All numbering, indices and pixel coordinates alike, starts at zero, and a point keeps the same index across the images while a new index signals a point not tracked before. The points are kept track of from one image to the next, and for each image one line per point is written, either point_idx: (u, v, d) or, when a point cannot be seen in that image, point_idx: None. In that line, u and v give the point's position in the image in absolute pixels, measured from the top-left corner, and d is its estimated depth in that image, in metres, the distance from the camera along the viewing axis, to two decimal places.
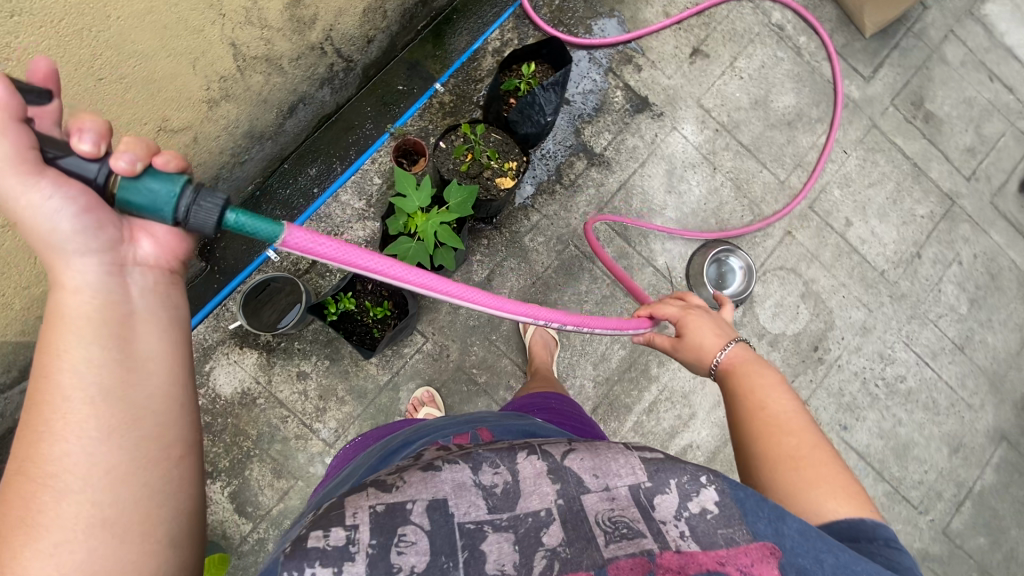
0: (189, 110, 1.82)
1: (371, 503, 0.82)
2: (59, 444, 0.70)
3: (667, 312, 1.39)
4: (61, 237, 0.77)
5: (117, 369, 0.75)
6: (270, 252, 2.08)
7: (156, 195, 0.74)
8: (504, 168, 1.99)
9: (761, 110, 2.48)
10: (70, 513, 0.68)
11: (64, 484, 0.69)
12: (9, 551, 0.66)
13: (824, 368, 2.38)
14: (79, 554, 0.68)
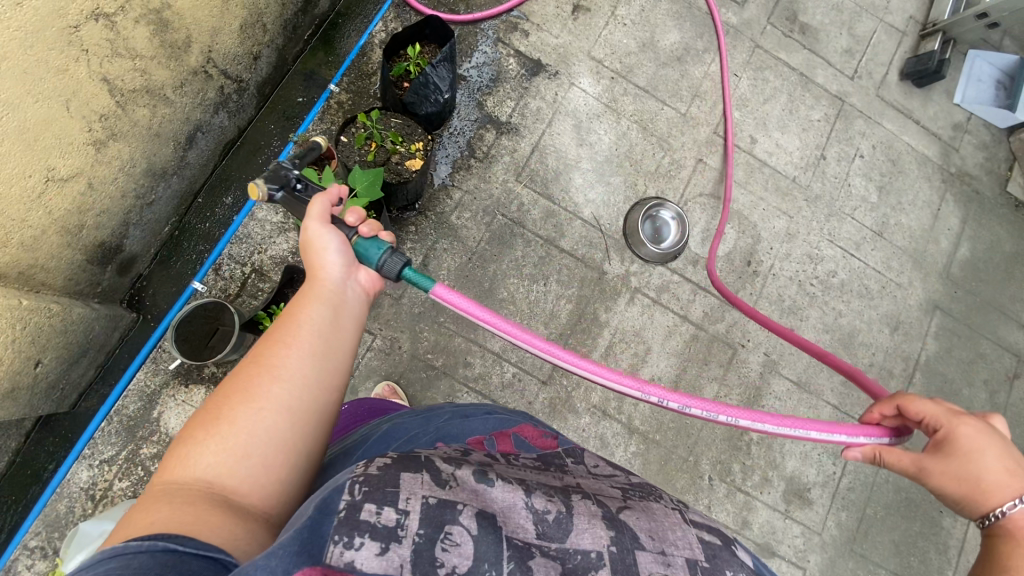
0: (74, 154, 1.77)
1: (425, 493, 0.84)
2: (292, 373, 1.04)
3: (925, 410, 1.17)
4: (333, 259, 1.18)
5: (331, 349, 1.11)
6: (195, 284, 2.04)
7: (372, 248, 1.19)
8: (411, 150, 2.03)
9: (650, 51, 2.57)
10: (265, 415, 1.00)
11: (280, 401, 1.02)
12: (230, 422, 0.98)
13: (761, 279, 2.49)
14: (255, 449, 0.97)
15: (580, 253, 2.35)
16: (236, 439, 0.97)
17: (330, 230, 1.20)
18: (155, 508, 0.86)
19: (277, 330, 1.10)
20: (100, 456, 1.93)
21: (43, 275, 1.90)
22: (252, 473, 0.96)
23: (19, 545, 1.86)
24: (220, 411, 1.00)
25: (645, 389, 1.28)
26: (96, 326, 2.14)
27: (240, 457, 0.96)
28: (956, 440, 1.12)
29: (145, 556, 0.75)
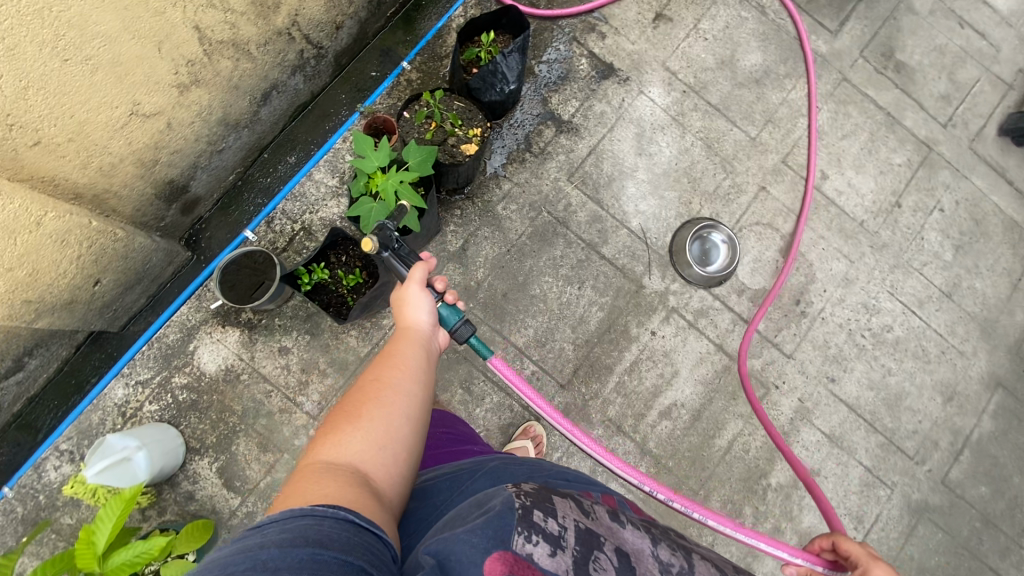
0: (159, 93, 1.89)
1: (575, 518, 0.94)
2: (409, 390, 1.21)
3: (853, 549, 1.39)
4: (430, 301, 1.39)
5: (433, 375, 1.30)
6: (247, 233, 2.13)
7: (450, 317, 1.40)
8: (469, 134, 2.05)
9: (728, 69, 2.49)
10: (394, 419, 1.15)
11: (404, 411, 1.17)
12: (365, 428, 1.11)
13: (807, 321, 2.37)
14: (388, 445, 1.11)
15: (621, 262, 2.30)
16: (373, 438, 1.10)
17: (425, 294, 1.39)
18: (321, 484, 0.97)
19: (395, 354, 1.28)
20: (136, 377, 2.05)
21: (115, 202, 2.04)
22: (386, 466, 1.09)
23: (53, 445, 2.00)
24: (354, 411, 1.14)
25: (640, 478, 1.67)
26: (153, 258, 2.28)
27: (377, 450, 1.09)
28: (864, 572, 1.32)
29: (332, 521, 0.86)
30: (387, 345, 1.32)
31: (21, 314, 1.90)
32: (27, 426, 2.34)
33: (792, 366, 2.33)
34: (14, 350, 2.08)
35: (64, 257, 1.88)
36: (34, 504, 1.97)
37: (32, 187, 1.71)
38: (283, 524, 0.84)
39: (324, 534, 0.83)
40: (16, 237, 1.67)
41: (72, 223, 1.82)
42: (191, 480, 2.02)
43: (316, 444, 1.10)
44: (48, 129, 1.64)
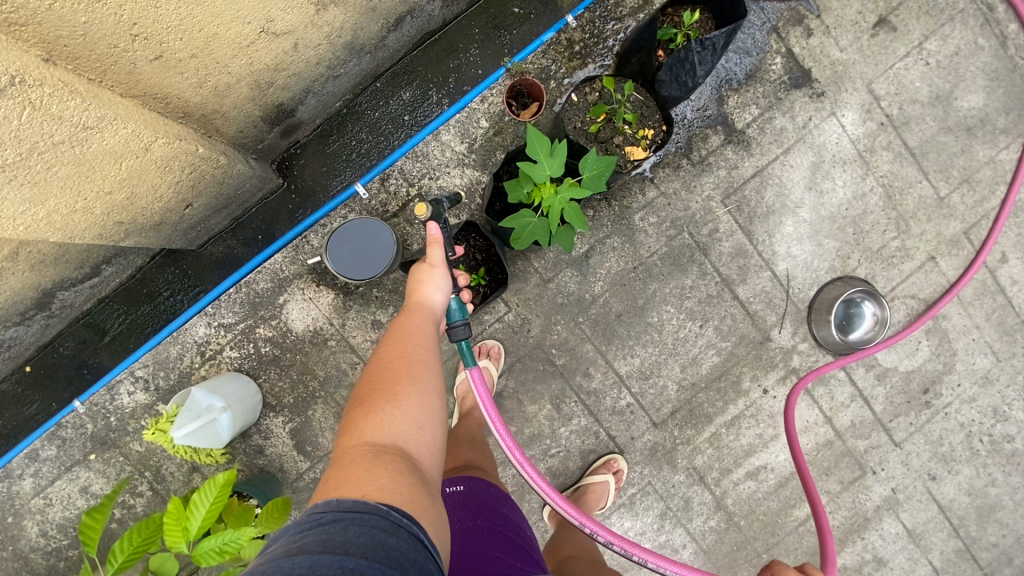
0: (295, 11, 1.56)
1: None
2: (429, 369, 1.27)
3: None
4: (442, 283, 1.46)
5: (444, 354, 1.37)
6: (359, 186, 1.91)
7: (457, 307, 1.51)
8: (637, 136, 1.70)
9: (940, 107, 2.07)
10: (425, 402, 1.19)
11: (429, 392, 1.22)
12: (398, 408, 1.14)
13: (928, 413, 2.17)
14: (422, 427, 1.15)
15: (753, 307, 2.06)
16: (410, 416, 1.15)
17: (443, 276, 1.48)
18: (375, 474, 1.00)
19: (416, 335, 1.31)
20: (220, 319, 1.92)
21: (221, 122, 1.77)
22: (420, 446, 1.13)
23: (128, 369, 1.91)
24: (387, 393, 1.16)
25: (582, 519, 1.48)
26: (247, 184, 2.03)
27: (415, 433, 1.13)
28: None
29: (405, 532, 0.91)
30: (403, 323, 1.34)
31: (111, 235, 1.71)
32: (93, 326, 2.22)
33: (896, 455, 2.17)
34: (92, 259, 1.95)
35: (163, 182, 1.65)
36: (105, 423, 1.92)
37: (143, 104, 1.47)
38: (360, 527, 0.87)
39: (397, 546, 0.87)
40: (120, 162, 1.43)
41: (179, 149, 1.56)
42: (263, 435, 1.95)
43: (353, 424, 1.11)
44: (173, 41, 1.36)
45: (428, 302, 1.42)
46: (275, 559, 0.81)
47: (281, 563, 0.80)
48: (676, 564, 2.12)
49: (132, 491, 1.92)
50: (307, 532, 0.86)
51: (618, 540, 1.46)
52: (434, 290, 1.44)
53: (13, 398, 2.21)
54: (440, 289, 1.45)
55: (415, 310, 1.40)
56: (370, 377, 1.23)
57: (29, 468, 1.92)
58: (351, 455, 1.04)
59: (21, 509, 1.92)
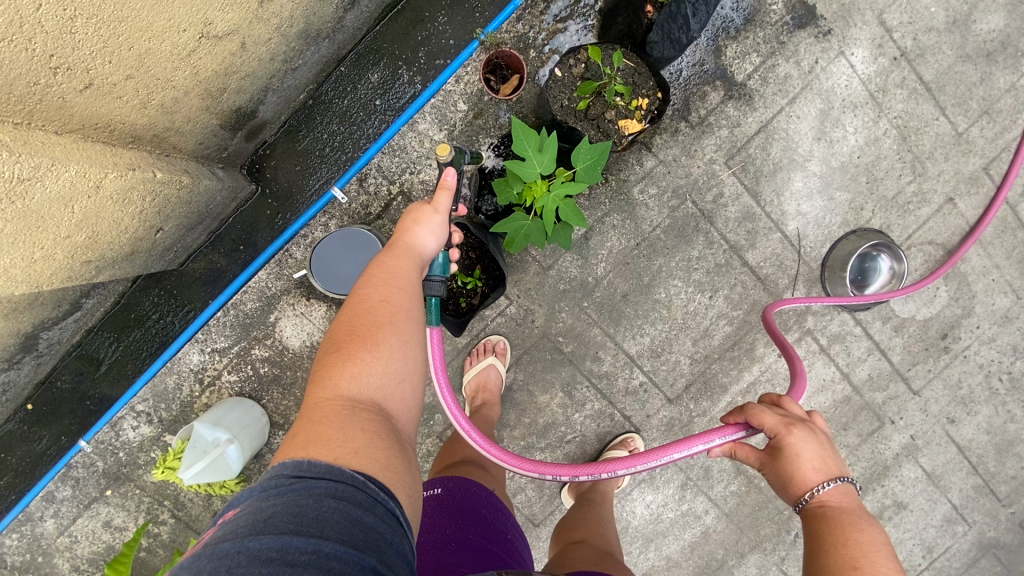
0: (234, 8, 1.40)
1: None
2: (415, 316, 1.08)
3: (766, 421, 1.16)
4: (440, 227, 1.20)
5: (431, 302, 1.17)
6: (336, 190, 1.77)
7: (437, 265, 1.27)
8: (631, 107, 1.55)
9: (957, 33, 1.89)
10: (409, 352, 1.04)
11: (413, 343, 1.06)
12: (377, 359, 0.99)
13: (947, 358, 2.12)
14: (405, 381, 1.02)
15: (764, 271, 1.96)
16: (390, 370, 0.99)
17: (442, 221, 1.21)
18: (348, 435, 0.88)
19: (403, 278, 1.09)
20: (211, 344, 1.85)
21: (176, 139, 1.62)
22: (401, 402, 1.02)
23: (128, 405, 1.86)
24: (368, 338, 1.00)
25: (540, 469, 1.36)
26: (218, 198, 1.90)
27: (394, 388, 1.00)
28: (785, 447, 1.13)
29: (383, 508, 0.83)
30: (389, 259, 1.11)
31: (81, 274, 1.60)
32: (86, 357, 2.13)
33: (915, 403, 2.14)
34: (69, 296, 1.88)
35: (125, 215, 1.53)
36: (114, 459, 1.89)
37: (85, 137, 1.34)
38: (335, 502, 0.79)
39: (374, 526, 0.79)
40: (71, 206, 1.32)
41: (135, 179, 1.44)
42: (275, 453, 1.92)
43: (327, 369, 0.97)
44: (101, 66, 1.23)
45: (420, 245, 1.17)
46: (236, 537, 0.74)
47: (244, 544, 0.72)
48: (700, 529, 2.15)
49: (154, 521, 1.92)
50: (273, 497, 0.79)
51: (584, 469, 1.32)
52: (430, 233, 1.19)
53: (20, 437, 2.14)
54: (437, 237, 1.19)
55: (404, 248, 1.15)
56: (349, 313, 1.05)
57: (48, 509, 1.91)
58: (324, 408, 0.92)
59: (48, 548, 1.93)
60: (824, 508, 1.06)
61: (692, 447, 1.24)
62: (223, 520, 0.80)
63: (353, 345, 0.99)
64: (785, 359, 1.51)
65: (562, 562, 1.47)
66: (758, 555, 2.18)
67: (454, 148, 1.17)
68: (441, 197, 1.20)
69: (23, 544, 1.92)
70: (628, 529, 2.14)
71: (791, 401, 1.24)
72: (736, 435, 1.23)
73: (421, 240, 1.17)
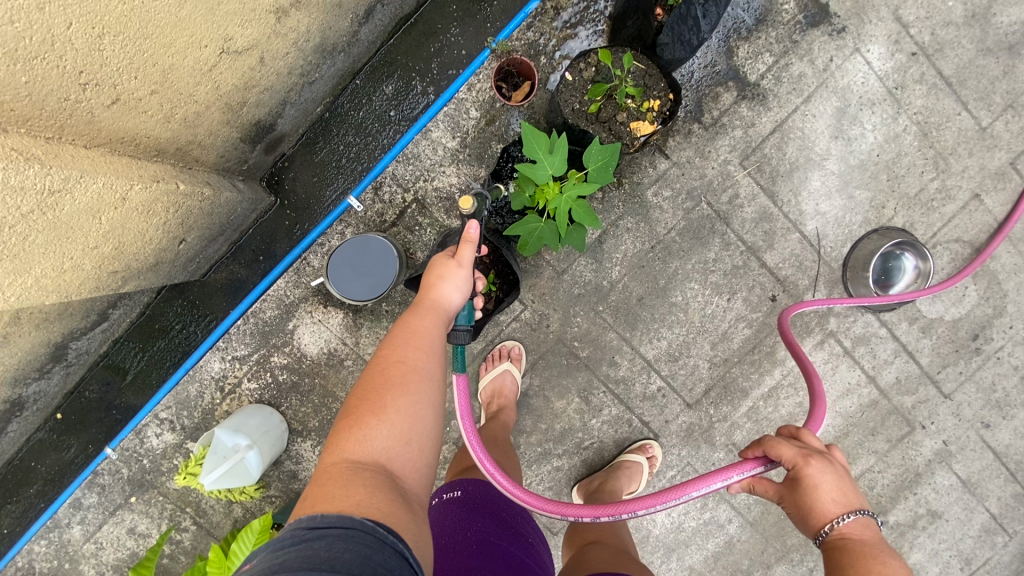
0: (254, 23, 1.44)
1: None
2: (430, 373, 1.09)
3: (783, 452, 1.16)
4: (458, 284, 1.25)
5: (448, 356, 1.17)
6: (351, 200, 1.80)
7: (463, 313, 1.36)
8: (642, 109, 1.56)
9: (977, 27, 1.85)
10: (420, 407, 1.04)
11: (426, 396, 1.06)
12: (384, 417, 0.99)
13: (979, 360, 2.04)
14: (416, 436, 1.02)
15: (784, 273, 1.93)
16: (399, 425, 1.00)
17: (463, 277, 1.27)
18: (351, 490, 0.88)
19: (418, 338, 1.12)
20: (232, 352, 1.88)
21: (198, 152, 1.68)
22: (414, 456, 1.01)
23: (152, 412, 1.90)
24: (378, 396, 1.02)
25: (565, 510, 1.29)
26: (238, 209, 1.95)
27: (405, 442, 0.99)
28: (804, 478, 1.12)
29: (392, 551, 0.82)
30: (407, 319, 1.16)
31: (108, 285, 1.65)
32: (113, 366, 2.19)
33: (946, 407, 2.07)
34: (97, 307, 1.93)
35: (149, 226, 1.58)
36: (138, 466, 1.93)
37: (111, 150, 1.38)
38: (344, 545, 0.79)
39: (384, 564, 0.79)
40: (99, 217, 1.36)
41: (158, 191, 1.49)
42: (294, 460, 1.93)
43: (339, 432, 0.99)
44: (127, 82, 1.27)
45: (442, 301, 1.22)
46: None
47: None
48: (723, 539, 2.10)
49: (177, 528, 1.95)
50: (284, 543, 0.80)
51: (606, 510, 1.28)
52: (454, 289, 1.24)
53: (50, 446, 2.21)
54: (461, 291, 1.25)
55: (426, 307, 1.20)
56: (367, 375, 1.09)
57: (75, 516, 1.95)
58: (334, 467, 0.93)
59: (75, 555, 1.97)
60: (846, 540, 1.05)
61: (710, 483, 1.21)
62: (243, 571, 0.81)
63: (365, 404, 1.01)
64: (804, 376, 1.49)
65: (579, 563, 1.44)
66: (785, 566, 2.11)
67: (476, 201, 1.33)
68: (466, 252, 1.29)
69: (50, 551, 1.96)
70: (649, 539, 2.09)
71: (810, 433, 1.23)
72: (754, 470, 1.21)
73: (440, 297, 1.21)
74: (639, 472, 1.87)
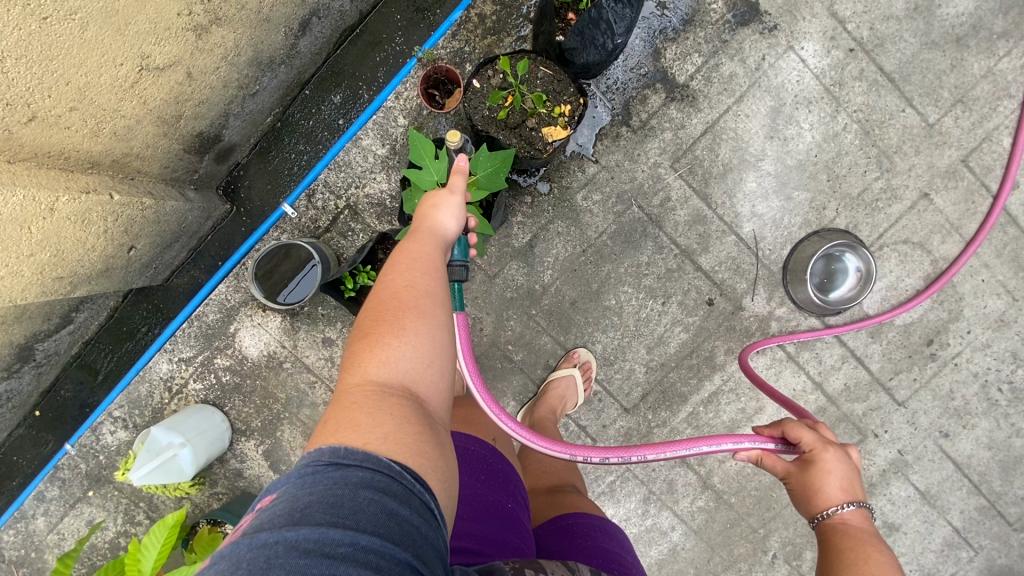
0: (171, 41, 1.52)
1: None
2: (436, 296, 1.02)
3: (804, 437, 1.20)
4: (453, 208, 1.17)
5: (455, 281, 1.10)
6: (285, 207, 1.86)
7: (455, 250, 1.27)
8: (553, 114, 1.57)
9: (920, 20, 1.79)
10: (436, 334, 0.97)
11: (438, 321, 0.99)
12: (391, 344, 0.92)
13: (935, 366, 1.96)
14: (435, 363, 0.96)
15: (720, 276, 1.90)
16: (407, 352, 0.92)
17: (455, 205, 1.18)
18: (374, 422, 0.83)
19: (424, 261, 1.04)
20: (179, 354, 1.96)
21: (139, 163, 1.77)
22: (431, 387, 0.95)
23: (106, 411, 2.00)
24: (393, 321, 0.94)
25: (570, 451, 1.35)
26: (189, 217, 2.04)
27: (423, 369, 0.94)
28: (818, 463, 1.17)
29: (418, 500, 0.77)
30: (410, 244, 1.07)
31: (56, 290, 1.76)
32: (86, 366, 2.32)
33: (900, 415, 1.98)
34: (59, 311, 2.05)
35: (89, 235, 1.67)
36: (95, 462, 2.03)
37: (38, 164, 1.47)
38: (370, 491, 0.74)
39: (410, 518, 0.74)
40: (28, 227, 1.46)
41: (90, 202, 1.58)
42: (239, 458, 2.00)
43: (357, 356, 0.93)
44: (41, 100, 1.36)
45: (442, 227, 1.13)
46: (273, 528, 0.68)
47: (281, 534, 0.67)
48: (667, 547, 2.06)
49: (132, 521, 2.05)
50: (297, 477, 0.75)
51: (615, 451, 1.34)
52: (449, 216, 1.16)
53: (28, 441, 2.35)
54: (457, 220, 1.16)
55: (426, 234, 1.11)
56: (375, 299, 1.00)
57: (39, 508, 2.07)
58: (353, 394, 0.88)
59: (40, 545, 2.08)
60: (846, 525, 1.10)
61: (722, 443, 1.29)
62: (259, 508, 0.75)
63: (376, 330, 0.94)
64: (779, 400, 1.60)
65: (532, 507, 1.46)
66: None
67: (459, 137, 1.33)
68: (457, 176, 1.19)
69: (18, 540, 2.08)
70: None
71: (824, 426, 1.27)
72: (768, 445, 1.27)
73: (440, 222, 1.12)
74: (571, 387, 1.84)
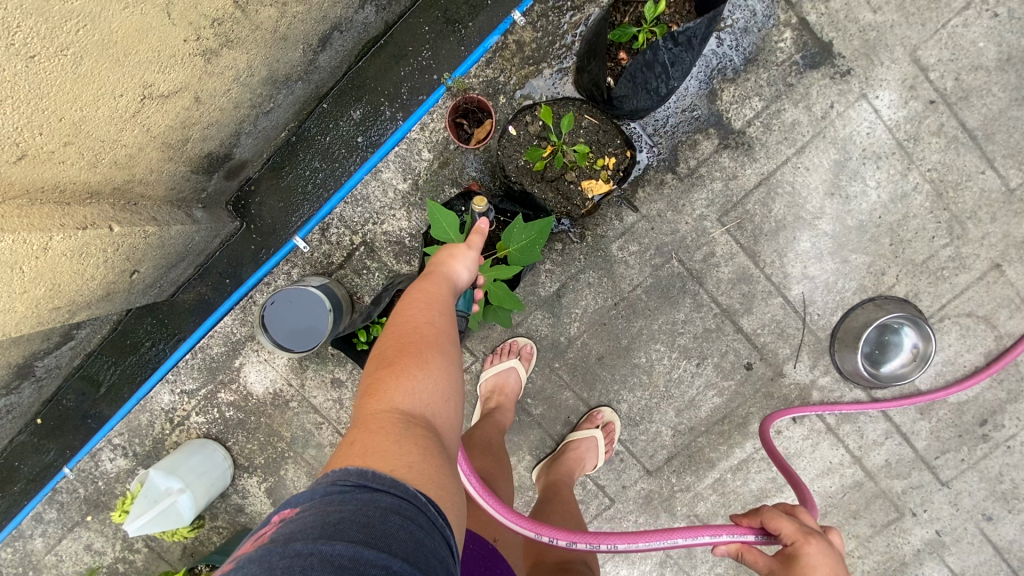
0: (177, 68, 1.38)
1: None
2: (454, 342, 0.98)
3: (781, 527, 1.06)
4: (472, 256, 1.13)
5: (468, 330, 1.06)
6: (297, 241, 1.73)
7: None
8: (596, 166, 1.45)
9: (1013, 72, 1.59)
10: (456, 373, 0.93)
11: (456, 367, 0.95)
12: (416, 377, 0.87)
13: (986, 448, 1.81)
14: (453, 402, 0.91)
15: (762, 340, 1.75)
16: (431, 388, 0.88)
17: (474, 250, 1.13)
18: (401, 448, 0.78)
19: (444, 302, 0.99)
20: (181, 385, 1.87)
21: (142, 188, 1.63)
22: (448, 424, 0.90)
23: (105, 438, 1.92)
24: (418, 353, 0.90)
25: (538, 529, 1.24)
26: (195, 239, 1.91)
27: (443, 405, 0.89)
28: (800, 557, 1.01)
29: (439, 538, 0.72)
30: (428, 283, 1.03)
31: (54, 320, 1.65)
32: (87, 378, 2.23)
33: (943, 496, 1.85)
34: (59, 330, 1.96)
35: (88, 267, 1.55)
36: (94, 487, 1.97)
37: (31, 200, 1.34)
38: (399, 519, 0.69)
39: (434, 551, 0.70)
40: (18, 268, 1.33)
41: (88, 237, 1.45)
42: (241, 494, 1.92)
43: (379, 381, 0.87)
44: (31, 138, 1.22)
45: (458, 274, 1.09)
46: (307, 537, 0.65)
47: (316, 546, 0.64)
48: None
49: (130, 549, 2.00)
50: (321, 497, 0.71)
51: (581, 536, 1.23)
52: (466, 267, 1.10)
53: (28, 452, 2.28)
54: (473, 271, 1.11)
55: (442, 276, 1.06)
56: (394, 330, 0.95)
57: (37, 528, 2.01)
58: (377, 419, 0.82)
59: (37, 564, 2.04)
60: None
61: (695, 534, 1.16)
62: (285, 518, 0.70)
63: (400, 359, 0.88)
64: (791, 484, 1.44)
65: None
66: None
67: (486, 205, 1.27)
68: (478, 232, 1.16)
69: (15, 558, 2.04)
70: None
71: (805, 511, 1.13)
72: (747, 538, 1.12)
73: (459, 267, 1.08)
74: (591, 450, 1.71)
